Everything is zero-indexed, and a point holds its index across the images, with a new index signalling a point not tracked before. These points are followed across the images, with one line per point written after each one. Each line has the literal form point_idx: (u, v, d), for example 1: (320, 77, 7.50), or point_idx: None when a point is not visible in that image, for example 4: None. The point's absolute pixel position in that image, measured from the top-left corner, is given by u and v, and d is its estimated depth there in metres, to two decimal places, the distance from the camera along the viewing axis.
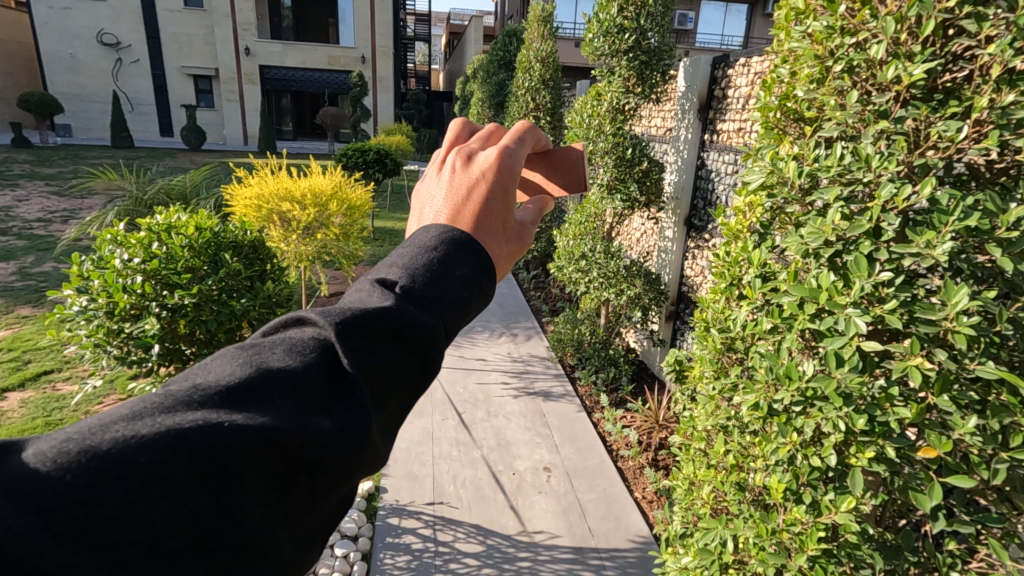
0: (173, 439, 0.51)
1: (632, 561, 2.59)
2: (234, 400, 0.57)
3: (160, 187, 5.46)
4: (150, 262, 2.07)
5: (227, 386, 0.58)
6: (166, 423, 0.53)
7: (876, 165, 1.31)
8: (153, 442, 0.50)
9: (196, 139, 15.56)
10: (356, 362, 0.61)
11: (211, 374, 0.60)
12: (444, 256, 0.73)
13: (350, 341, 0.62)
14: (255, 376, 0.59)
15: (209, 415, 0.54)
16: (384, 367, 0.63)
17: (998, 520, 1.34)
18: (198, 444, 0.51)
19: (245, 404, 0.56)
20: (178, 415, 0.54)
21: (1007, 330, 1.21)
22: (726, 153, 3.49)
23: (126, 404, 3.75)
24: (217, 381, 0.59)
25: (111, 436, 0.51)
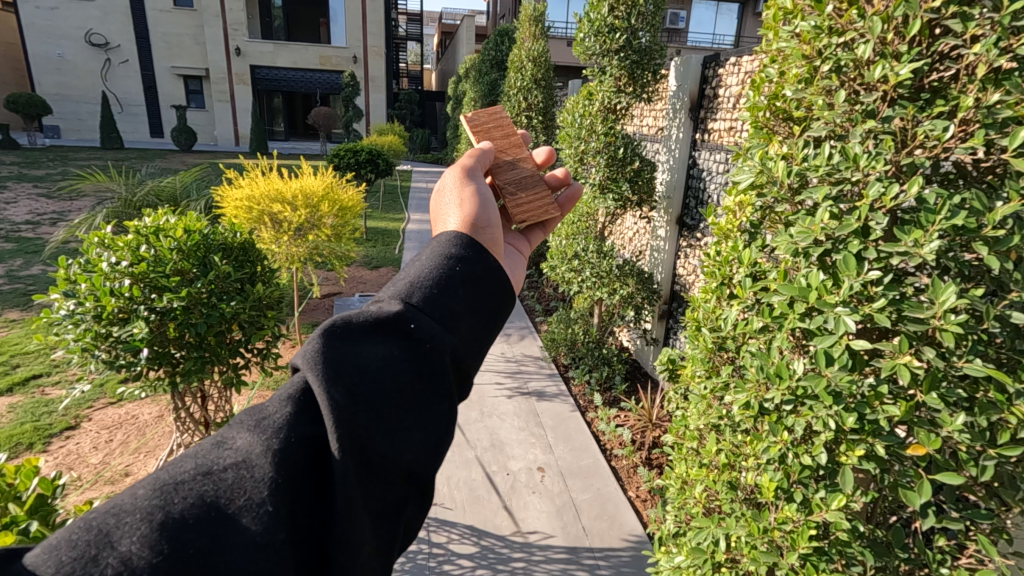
0: (169, 491, 0.65)
1: (626, 561, 2.59)
2: (222, 448, 0.70)
3: (149, 189, 5.41)
4: (138, 265, 2.06)
5: (217, 442, 0.72)
6: (162, 482, 0.66)
7: (863, 164, 1.32)
8: (152, 497, 0.64)
9: (186, 139, 15.45)
10: (335, 374, 0.73)
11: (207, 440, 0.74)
12: (409, 269, 0.90)
13: (331, 356, 0.75)
14: (238, 426, 0.73)
15: (200, 466, 0.68)
16: (356, 357, 0.75)
17: (987, 516, 1.35)
18: (189, 492, 0.65)
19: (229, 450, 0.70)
20: (177, 471, 0.68)
21: (994, 328, 1.22)
22: (717, 152, 3.50)
23: (116, 408, 3.72)
24: (211, 440, 0.73)
25: (116, 503, 0.65)
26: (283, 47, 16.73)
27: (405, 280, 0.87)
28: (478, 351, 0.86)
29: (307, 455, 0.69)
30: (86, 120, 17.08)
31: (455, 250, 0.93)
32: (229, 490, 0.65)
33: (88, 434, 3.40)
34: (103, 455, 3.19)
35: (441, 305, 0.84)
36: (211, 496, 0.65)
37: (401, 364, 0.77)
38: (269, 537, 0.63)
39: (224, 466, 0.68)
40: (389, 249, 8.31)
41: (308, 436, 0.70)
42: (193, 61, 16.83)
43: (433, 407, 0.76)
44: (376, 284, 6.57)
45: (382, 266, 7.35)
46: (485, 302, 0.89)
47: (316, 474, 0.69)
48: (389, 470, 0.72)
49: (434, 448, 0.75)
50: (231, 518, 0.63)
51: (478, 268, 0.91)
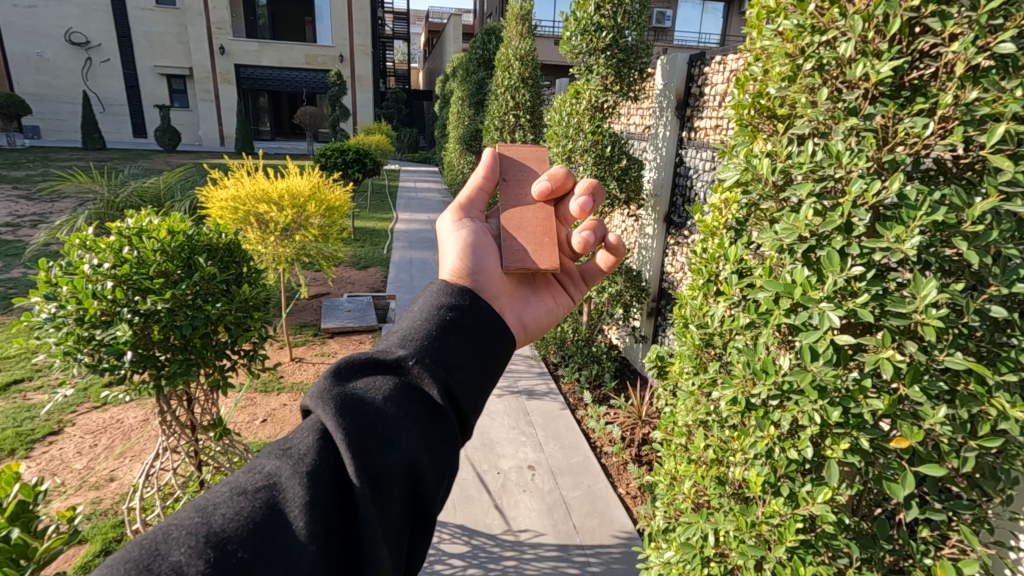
0: (210, 514, 0.71)
1: (617, 557, 2.61)
2: (255, 471, 0.77)
3: (132, 189, 5.35)
4: (121, 267, 2.02)
5: (249, 468, 0.78)
6: (201, 508, 0.73)
7: (846, 161, 1.34)
8: (194, 521, 0.71)
9: (170, 139, 15.28)
10: (349, 408, 0.80)
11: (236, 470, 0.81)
12: (412, 314, 0.98)
13: (342, 393, 0.82)
14: (266, 455, 0.80)
15: (236, 488, 0.75)
16: (365, 394, 0.83)
17: (969, 506, 1.37)
18: (227, 511, 0.71)
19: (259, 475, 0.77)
20: (213, 496, 0.74)
21: (975, 321, 1.24)
22: (703, 151, 3.52)
23: (100, 412, 3.66)
24: (242, 468, 0.79)
25: (160, 528, 0.70)
26: (267, 46, 16.58)
27: (404, 327, 0.96)
28: (480, 387, 0.93)
29: (334, 476, 0.75)
30: (67, 120, 16.83)
31: (451, 297, 1.01)
32: (267, 508, 0.72)
33: (72, 439, 3.35)
34: (87, 460, 3.14)
35: (444, 347, 0.92)
36: (252, 513, 0.71)
37: (406, 401, 0.84)
38: (303, 549, 0.69)
39: (258, 488, 0.74)
40: (377, 248, 8.27)
41: (333, 458, 0.77)
42: (176, 60, 16.63)
43: (439, 438, 0.83)
44: (364, 284, 6.54)
45: (370, 267, 7.32)
46: (484, 344, 0.96)
47: (342, 494, 0.75)
48: (399, 495, 0.78)
49: (437, 475, 0.82)
50: (271, 532, 0.69)
51: (474, 312, 0.99)
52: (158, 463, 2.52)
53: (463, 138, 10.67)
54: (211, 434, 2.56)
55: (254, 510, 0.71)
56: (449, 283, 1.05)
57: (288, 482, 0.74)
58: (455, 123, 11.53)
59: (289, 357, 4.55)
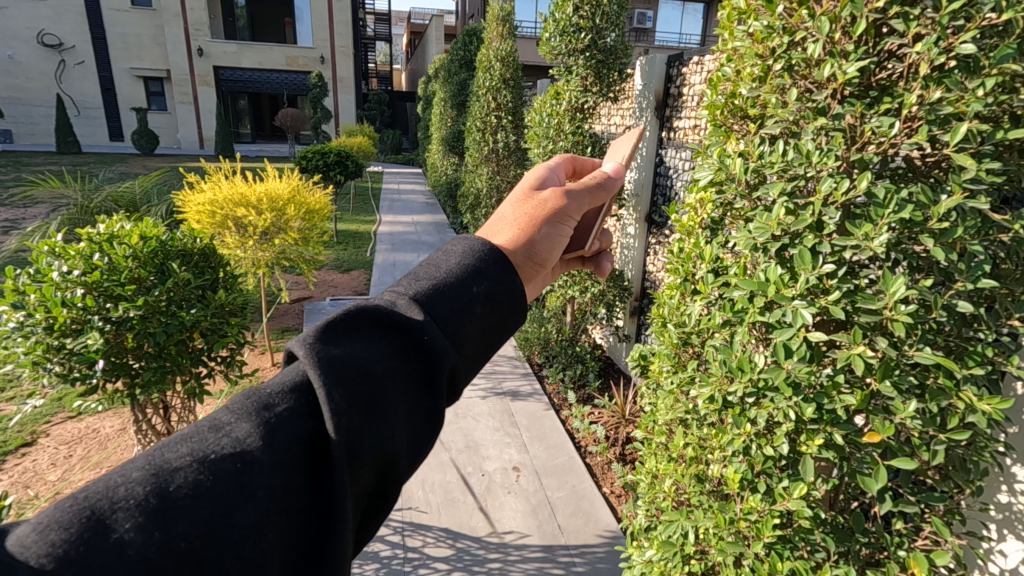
0: (164, 479, 0.63)
1: (602, 556, 2.62)
2: (223, 429, 0.69)
3: (107, 194, 5.25)
4: (91, 274, 1.97)
5: (217, 422, 0.69)
6: (156, 468, 0.64)
7: (816, 160, 1.36)
8: (147, 484, 0.62)
9: (147, 143, 15.02)
10: (340, 370, 0.72)
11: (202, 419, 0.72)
12: (427, 267, 0.90)
13: (334, 352, 0.74)
14: (240, 410, 0.71)
15: (198, 449, 0.66)
16: (362, 360, 0.75)
17: (940, 499, 1.39)
18: (184, 478, 0.63)
19: (226, 434, 0.68)
20: (171, 455, 0.65)
21: (943, 317, 1.26)
22: (682, 151, 3.54)
23: (75, 422, 3.59)
24: (206, 422, 0.70)
25: (105, 486, 0.61)
26: (246, 47, 16.39)
27: (413, 281, 0.87)
28: (476, 366, 0.86)
29: (308, 452, 0.68)
30: (40, 123, 16.49)
31: (477, 260, 0.90)
32: (231, 480, 0.63)
33: (46, 450, 3.28)
34: (62, 471, 3.07)
35: (458, 316, 0.83)
36: (213, 484, 0.62)
37: (398, 376, 0.76)
38: (261, 535, 0.61)
39: (223, 453, 0.65)
40: (360, 251, 8.22)
41: (312, 431, 0.69)
42: (153, 62, 16.37)
43: (424, 416, 0.77)
44: (347, 288, 6.50)
45: (353, 269, 7.28)
46: (496, 324, 0.88)
47: (315, 471, 0.68)
48: (372, 474, 0.72)
49: (414, 456, 0.76)
50: (229, 511, 0.61)
51: (499, 283, 0.89)
52: None
53: (446, 140, 10.66)
54: None
55: (216, 479, 0.63)
56: (481, 240, 0.95)
57: (260, 454, 0.65)
58: (438, 125, 11.52)
59: (270, 362, 4.50)
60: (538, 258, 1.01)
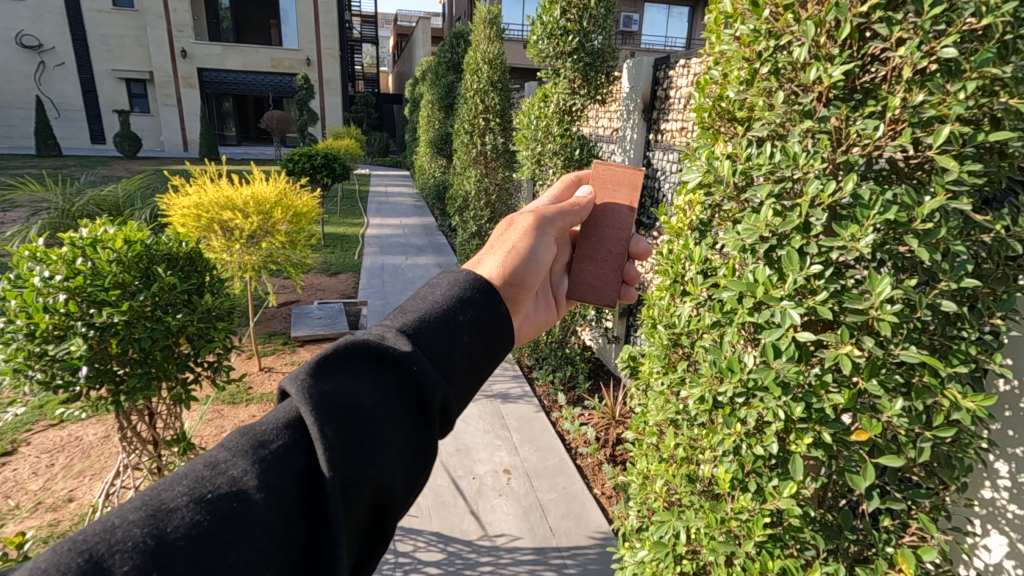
0: (163, 519, 0.61)
1: (593, 558, 2.63)
2: (220, 466, 0.68)
3: (89, 198, 5.17)
4: (74, 279, 1.93)
5: (213, 459, 0.68)
6: (154, 508, 0.62)
7: (803, 162, 1.37)
8: (144, 526, 0.60)
9: (130, 145, 14.81)
10: (332, 403, 0.72)
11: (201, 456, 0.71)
12: (417, 297, 0.91)
13: (325, 385, 0.74)
14: (237, 446, 0.70)
15: (195, 487, 0.65)
16: (355, 393, 0.74)
17: (925, 495, 1.41)
18: (183, 520, 0.61)
19: (223, 470, 0.67)
20: (167, 494, 0.64)
21: (928, 316, 1.28)
22: (669, 152, 3.57)
23: (57, 430, 3.53)
24: (204, 458, 0.69)
25: (103, 526, 0.60)
26: (231, 49, 16.25)
27: (400, 313, 0.88)
28: (465, 396, 0.87)
29: (302, 488, 0.67)
30: (19, 126, 16.23)
31: (462, 290, 0.92)
32: (228, 519, 0.62)
33: (28, 459, 3.22)
34: (44, 481, 3.03)
35: (447, 345, 0.84)
36: (209, 524, 0.61)
37: (390, 408, 0.76)
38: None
39: (220, 492, 0.64)
40: (348, 254, 8.17)
41: (305, 468, 0.68)
42: (136, 64, 16.17)
43: (416, 446, 0.77)
44: (335, 291, 6.47)
45: (341, 272, 7.24)
46: (484, 352, 0.89)
47: (310, 508, 0.67)
48: (366, 507, 0.71)
49: (407, 488, 0.76)
50: (227, 550, 0.60)
51: (484, 310, 0.91)
52: (119, 480, 2.44)
53: (434, 142, 10.65)
54: (175, 450, 2.47)
55: (212, 519, 0.62)
56: (466, 272, 0.97)
57: (256, 493, 0.64)
58: (426, 127, 11.51)
59: (258, 367, 4.48)
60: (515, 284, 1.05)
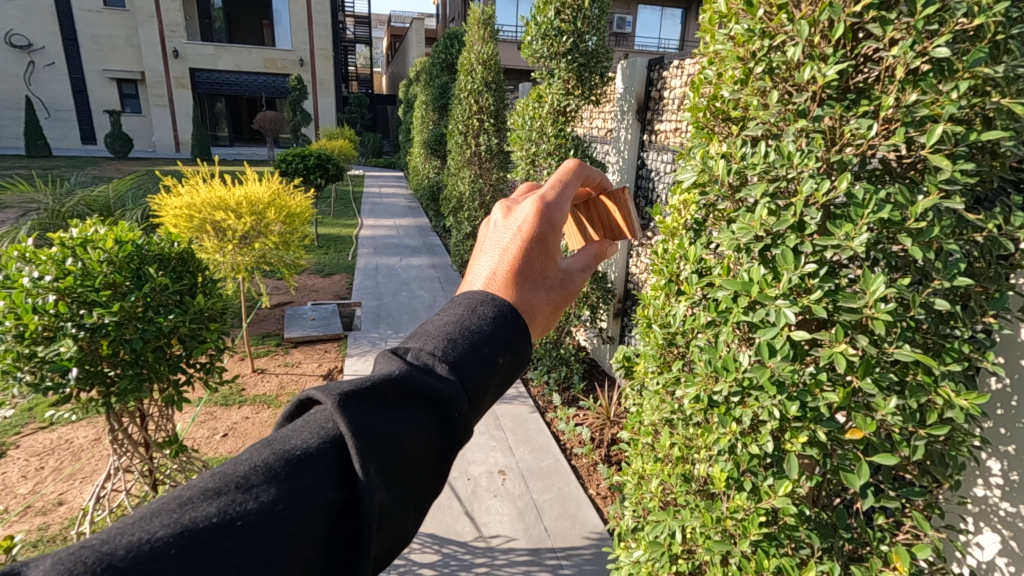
0: (192, 538, 0.56)
1: (588, 558, 2.63)
2: (251, 485, 0.62)
3: (80, 199, 5.12)
4: (64, 279, 1.91)
5: (245, 473, 0.63)
6: (183, 522, 0.57)
7: (797, 162, 1.38)
8: (173, 543, 0.55)
9: (121, 146, 14.70)
10: (370, 437, 0.65)
11: (230, 461, 0.65)
12: (461, 315, 0.82)
13: (363, 413, 0.67)
14: (271, 460, 0.64)
15: (225, 508, 0.59)
16: (394, 428, 0.67)
17: (920, 493, 1.42)
18: (212, 543, 0.56)
19: (255, 490, 0.61)
20: (196, 510, 0.58)
21: (920, 315, 1.29)
22: (664, 153, 3.58)
23: (47, 433, 3.50)
24: (235, 469, 0.63)
25: (129, 539, 0.54)
26: (224, 50, 16.16)
27: (443, 333, 0.79)
28: None
29: (331, 523, 0.62)
30: (9, 126, 16.10)
31: (504, 321, 0.83)
32: (256, 552, 0.57)
33: (16, 462, 3.19)
34: (33, 484, 3.00)
35: (484, 381, 0.77)
36: (237, 554, 0.56)
37: (425, 447, 0.70)
38: None
39: (251, 519, 0.58)
40: (342, 255, 8.15)
41: (337, 502, 0.63)
42: (127, 64, 16.06)
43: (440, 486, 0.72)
44: (329, 292, 6.44)
45: (335, 273, 7.21)
46: (509, 385, 0.83)
47: (333, 545, 0.62)
48: (382, 544, 0.67)
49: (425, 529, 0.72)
50: None
51: (520, 349, 0.83)
52: (110, 483, 2.41)
53: (427, 143, 10.64)
54: (167, 452, 2.44)
55: (243, 550, 0.56)
56: (507, 303, 0.86)
57: (288, 527, 0.59)
58: (420, 128, 11.50)
59: (250, 369, 4.45)
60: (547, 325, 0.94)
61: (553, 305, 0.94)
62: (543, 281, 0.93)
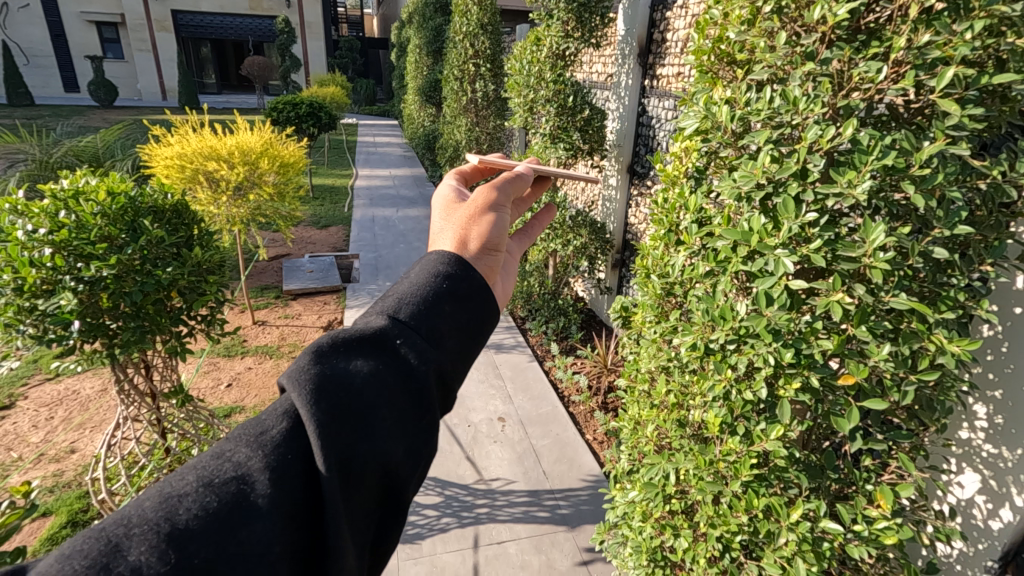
0: (173, 501, 0.59)
1: (585, 499, 2.75)
2: (225, 452, 0.65)
3: (67, 149, 5.01)
4: (58, 232, 1.88)
5: (220, 445, 0.66)
6: (165, 491, 0.61)
7: (803, 107, 1.35)
8: (156, 509, 0.58)
9: (106, 94, 14.24)
10: (322, 383, 0.68)
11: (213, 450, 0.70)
12: (405, 278, 0.85)
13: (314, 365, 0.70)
14: (242, 431, 0.68)
15: (203, 473, 0.62)
16: (347, 373, 0.70)
17: (907, 435, 1.47)
18: (191, 501, 0.59)
19: (229, 455, 0.65)
20: (177, 480, 0.62)
21: (918, 263, 1.30)
22: (665, 99, 3.49)
23: (54, 384, 3.56)
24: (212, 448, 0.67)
25: (118, 512, 0.58)
26: None
27: (394, 295, 0.82)
28: (463, 366, 0.81)
29: (306, 467, 0.64)
30: None
31: (446, 265, 0.85)
32: (234, 500, 0.60)
33: (26, 413, 3.26)
34: (44, 433, 3.08)
35: (434, 317, 0.78)
36: (218, 504, 0.59)
37: (387, 384, 0.71)
38: (266, 551, 0.58)
39: (226, 476, 0.62)
40: (337, 206, 8.05)
41: (306, 452, 0.65)
42: (106, 5, 15.33)
43: (417, 419, 0.72)
44: (326, 244, 6.41)
45: (331, 225, 7.15)
46: (474, 319, 0.82)
47: (314, 490, 0.64)
48: (369, 482, 0.67)
49: (412, 469, 0.71)
50: (236, 529, 0.58)
51: (469, 285, 0.84)
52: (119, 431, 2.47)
53: (422, 90, 10.32)
54: (173, 402, 2.49)
55: (222, 500, 0.59)
56: (439, 254, 0.89)
57: (260, 474, 0.61)
58: (414, 74, 11.13)
59: (251, 321, 4.49)
60: (488, 238, 0.93)
61: (481, 213, 0.96)
62: (454, 217, 0.97)
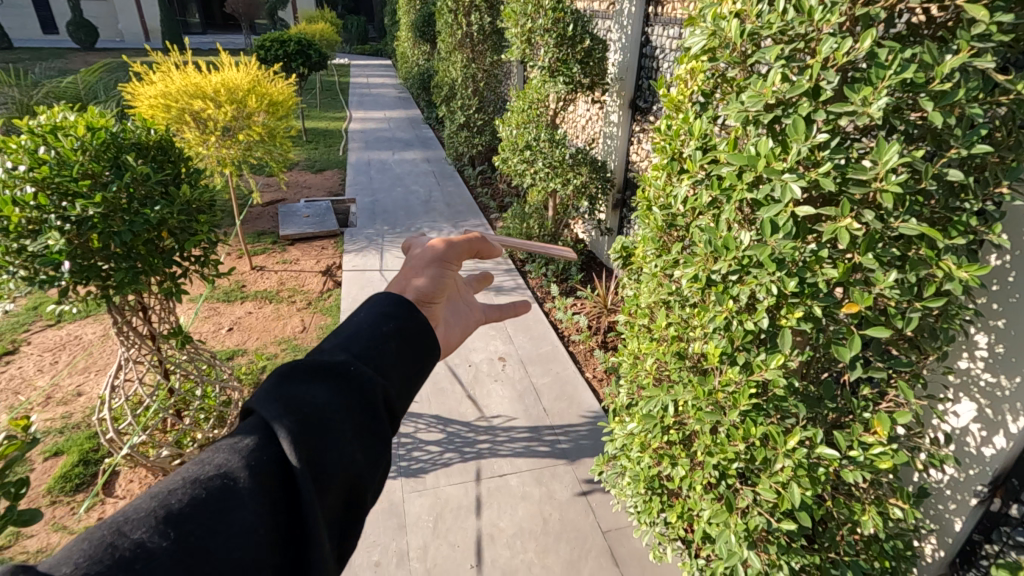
0: (134, 522, 0.56)
1: (584, 434, 2.82)
2: (179, 478, 0.63)
3: (48, 91, 4.83)
4: (39, 169, 1.81)
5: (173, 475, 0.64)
6: (123, 513, 0.57)
7: (818, 19, 1.26)
8: (115, 532, 0.55)
9: (85, 35, 13.64)
10: (277, 406, 0.69)
11: None
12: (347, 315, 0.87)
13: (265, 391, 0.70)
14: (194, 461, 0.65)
15: (162, 492, 0.60)
16: (304, 396, 0.70)
17: (907, 364, 1.46)
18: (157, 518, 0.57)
19: (185, 479, 0.62)
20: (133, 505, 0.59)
21: (931, 187, 1.25)
22: (670, 27, 3.32)
23: (55, 330, 3.57)
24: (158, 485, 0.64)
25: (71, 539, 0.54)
26: None
27: (339, 331, 0.84)
28: (412, 390, 0.84)
29: (274, 481, 0.64)
30: None
31: (388, 303, 0.89)
32: (205, 512, 0.58)
33: (30, 358, 3.28)
34: (50, 378, 3.12)
35: (379, 348, 0.81)
36: (187, 519, 0.57)
37: (345, 405, 0.72)
38: (244, 560, 0.56)
39: (187, 495, 0.60)
40: (332, 150, 7.86)
41: (272, 468, 0.64)
42: None
43: (375, 442, 0.73)
44: (321, 189, 6.29)
45: (326, 169, 7.00)
46: (418, 351, 0.86)
47: (284, 504, 0.63)
48: (335, 499, 0.66)
49: (379, 483, 0.73)
50: (211, 539, 0.56)
51: (409, 318, 0.88)
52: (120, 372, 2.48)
53: (415, 26, 9.86)
54: (173, 343, 2.49)
55: (190, 516, 0.58)
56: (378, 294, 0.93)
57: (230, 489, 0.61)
58: (407, 8, 10.61)
59: (249, 267, 4.45)
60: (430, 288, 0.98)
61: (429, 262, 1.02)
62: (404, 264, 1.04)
